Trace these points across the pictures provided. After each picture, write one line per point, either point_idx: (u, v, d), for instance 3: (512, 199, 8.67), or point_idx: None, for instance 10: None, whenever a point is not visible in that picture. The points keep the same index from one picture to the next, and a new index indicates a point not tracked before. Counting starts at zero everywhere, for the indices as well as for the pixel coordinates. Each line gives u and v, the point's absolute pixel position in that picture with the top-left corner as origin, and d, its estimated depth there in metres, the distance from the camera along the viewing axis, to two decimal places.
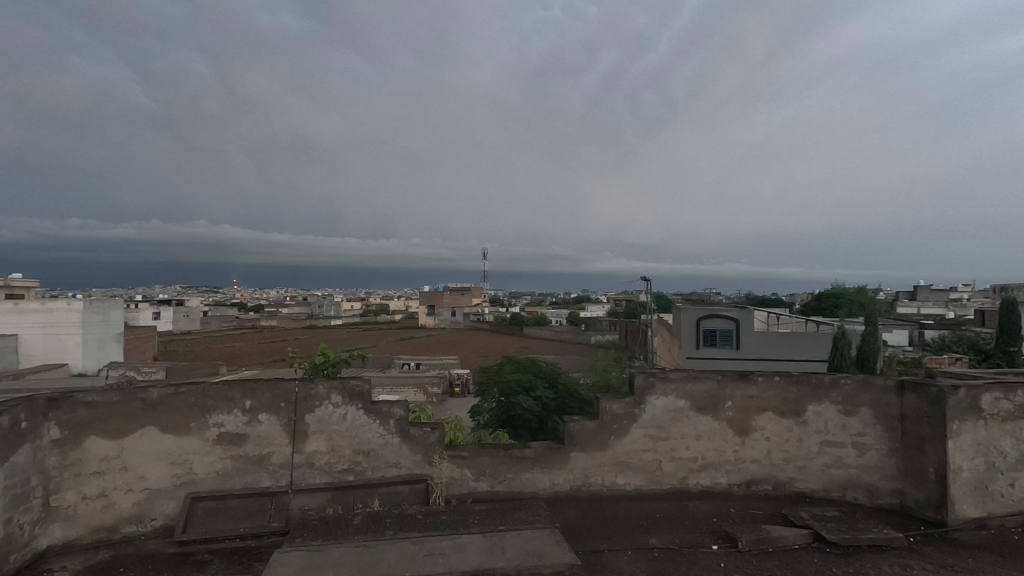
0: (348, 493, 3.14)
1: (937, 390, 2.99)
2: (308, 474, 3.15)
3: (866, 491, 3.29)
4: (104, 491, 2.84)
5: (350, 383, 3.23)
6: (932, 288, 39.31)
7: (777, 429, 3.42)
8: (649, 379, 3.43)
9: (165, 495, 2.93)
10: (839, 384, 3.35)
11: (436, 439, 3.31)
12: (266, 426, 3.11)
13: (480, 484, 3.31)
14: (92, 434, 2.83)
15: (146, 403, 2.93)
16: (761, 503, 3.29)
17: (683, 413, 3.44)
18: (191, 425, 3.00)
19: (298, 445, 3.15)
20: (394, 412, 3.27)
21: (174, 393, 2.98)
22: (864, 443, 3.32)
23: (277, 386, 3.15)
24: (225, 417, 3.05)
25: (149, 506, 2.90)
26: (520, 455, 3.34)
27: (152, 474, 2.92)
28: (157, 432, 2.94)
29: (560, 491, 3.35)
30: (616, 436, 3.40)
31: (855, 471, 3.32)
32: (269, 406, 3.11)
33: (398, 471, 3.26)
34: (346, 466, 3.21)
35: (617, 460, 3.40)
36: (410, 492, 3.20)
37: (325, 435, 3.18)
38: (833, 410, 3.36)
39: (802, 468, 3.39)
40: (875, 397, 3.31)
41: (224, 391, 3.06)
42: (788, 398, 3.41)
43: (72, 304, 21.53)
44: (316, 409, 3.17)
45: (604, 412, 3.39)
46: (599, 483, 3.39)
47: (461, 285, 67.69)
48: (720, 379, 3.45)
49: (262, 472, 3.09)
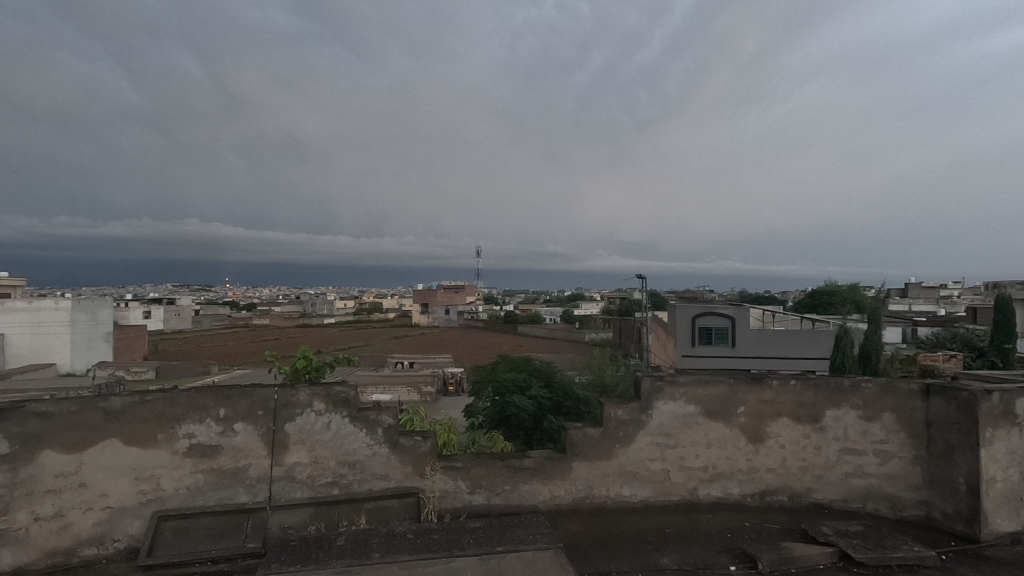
0: (334, 509, 2.89)
1: (968, 395, 2.78)
2: (288, 488, 2.90)
3: (889, 502, 3.09)
4: (61, 511, 2.56)
5: (334, 390, 2.98)
6: (922, 285, 39.73)
7: (793, 436, 3.20)
8: (657, 383, 3.20)
9: (130, 513, 2.66)
10: (859, 388, 3.14)
11: (428, 449, 3.07)
12: (242, 436, 2.85)
13: (476, 496, 3.07)
14: (46, 449, 2.54)
15: (107, 413, 2.64)
16: (776, 515, 3.08)
17: (692, 420, 3.21)
18: (158, 437, 2.73)
19: (278, 457, 2.89)
20: (382, 420, 3.03)
21: (139, 401, 2.71)
22: (886, 451, 3.11)
23: (255, 392, 2.89)
24: (195, 428, 2.78)
25: (111, 526, 2.63)
26: (519, 465, 3.10)
27: (114, 491, 2.65)
28: (120, 445, 2.67)
29: (561, 504, 3.12)
30: (621, 444, 3.17)
31: (877, 481, 3.12)
32: (245, 415, 2.85)
33: (386, 483, 3.02)
34: (330, 479, 2.96)
35: (622, 470, 3.17)
36: (400, 507, 2.97)
37: (307, 445, 2.93)
38: (853, 416, 3.15)
39: (820, 477, 3.18)
40: (898, 402, 3.10)
41: (195, 399, 2.79)
42: (805, 403, 3.19)
43: (60, 304, 21.01)
44: (297, 417, 2.92)
45: (609, 419, 3.16)
46: (602, 494, 3.16)
47: (455, 284, 67.49)
48: (732, 382, 3.22)
49: (237, 487, 2.83)
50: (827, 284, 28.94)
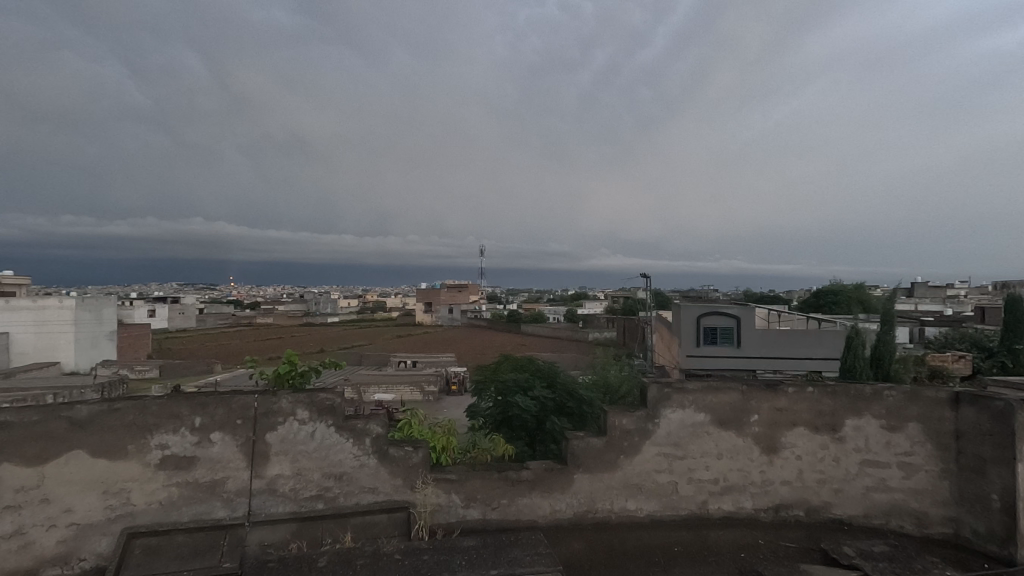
0: (318, 525, 2.70)
1: (1003, 404, 2.56)
2: (269, 503, 2.70)
3: (915, 519, 2.88)
4: (21, 528, 2.37)
5: (318, 397, 2.78)
6: (928, 284, 39.24)
7: (811, 447, 2.99)
8: (664, 391, 2.99)
9: (98, 530, 2.48)
10: (881, 397, 2.93)
11: (419, 460, 2.88)
12: (219, 447, 2.65)
13: (471, 511, 2.87)
14: (4, 462, 2.35)
15: (72, 423, 2.45)
16: (793, 532, 2.87)
17: (702, 430, 3.00)
18: (128, 448, 2.54)
19: (258, 469, 2.70)
20: (371, 429, 2.84)
21: (107, 410, 2.51)
22: (910, 463, 2.90)
23: (233, 400, 2.69)
24: (169, 439, 2.59)
25: (77, 544, 2.45)
26: (517, 478, 2.90)
27: (80, 506, 2.46)
28: (87, 457, 2.48)
29: (561, 519, 2.92)
30: (626, 455, 2.97)
31: (900, 496, 2.91)
32: (222, 424, 2.66)
33: (375, 497, 2.82)
34: (315, 492, 2.77)
35: (628, 482, 2.97)
36: (389, 523, 2.77)
37: (289, 456, 2.74)
38: (875, 426, 2.94)
39: (839, 491, 2.96)
40: (925, 411, 2.88)
41: (169, 407, 2.59)
42: (822, 411, 2.98)
43: (64, 302, 20.95)
44: (279, 427, 2.72)
45: (613, 428, 2.96)
46: (606, 508, 2.96)
47: (459, 283, 67.29)
48: (745, 390, 3.01)
49: (214, 502, 2.64)
50: (833, 283, 28.55)
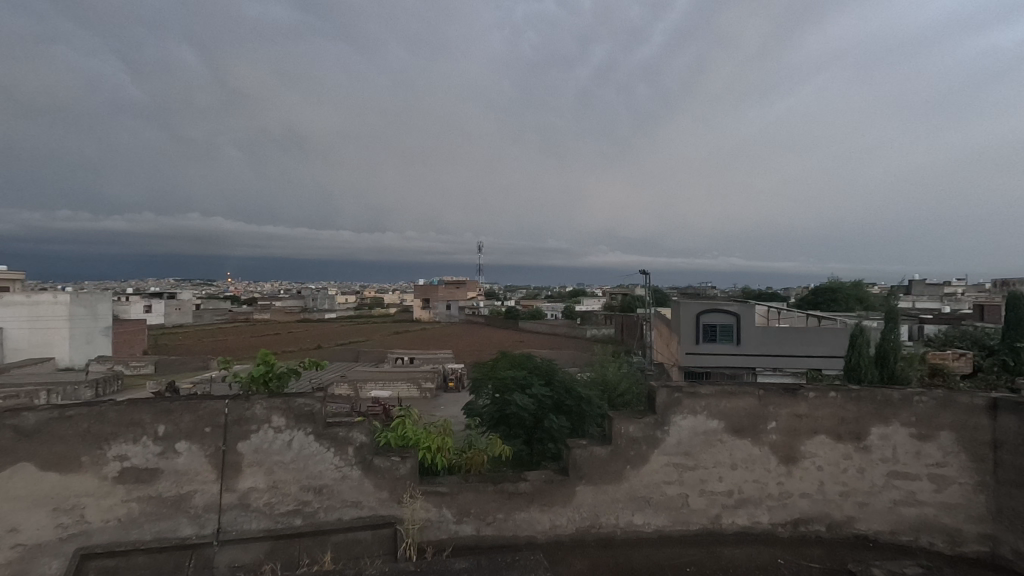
0: (295, 544, 2.45)
1: None
2: (242, 519, 2.45)
3: (947, 536, 2.65)
4: None
5: (296, 402, 2.53)
6: (927, 283, 38.97)
7: (832, 456, 2.75)
8: (674, 395, 2.74)
9: (47, 551, 2.23)
10: (911, 402, 2.69)
11: (407, 471, 2.63)
12: (186, 458, 2.40)
13: (463, 527, 2.63)
14: None
15: (18, 432, 2.20)
16: (814, 549, 2.63)
17: (716, 438, 2.76)
18: (83, 460, 2.28)
19: (229, 482, 2.45)
20: (354, 438, 2.59)
21: (58, 417, 2.25)
22: (944, 475, 2.67)
23: (201, 406, 2.43)
24: (129, 449, 2.34)
25: (23, 568, 2.20)
26: (513, 491, 2.66)
27: (27, 525, 2.21)
28: (33, 470, 2.22)
29: (562, 535, 2.68)
30: (633, 465, 2.73)
31: (932, 510, 2.67)
32: (188, 433, 2.40)
33: (358, 512, 2.58)
34: (292, 507, 2.52)
35: (634, 493, 2.73)
36: (373, 541, 2.54)
37: (263, 468, 2.49)
38: (903, 435, 2.70)
39: (864, 505, 2.73)
40: (958, 418, 2.65)
41: (128, 414, 2.33)
42: (845, 419, 2.74)
43: (59, 297, 20.66)
44: (252, 436, 2.47)
45: (618, 436, 2.71)
46: (611, 523, 2.72)
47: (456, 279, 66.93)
48: (762, 394, 2.77)
49: (180, 518, 2.39)
50: (832, 281, 28.30)
